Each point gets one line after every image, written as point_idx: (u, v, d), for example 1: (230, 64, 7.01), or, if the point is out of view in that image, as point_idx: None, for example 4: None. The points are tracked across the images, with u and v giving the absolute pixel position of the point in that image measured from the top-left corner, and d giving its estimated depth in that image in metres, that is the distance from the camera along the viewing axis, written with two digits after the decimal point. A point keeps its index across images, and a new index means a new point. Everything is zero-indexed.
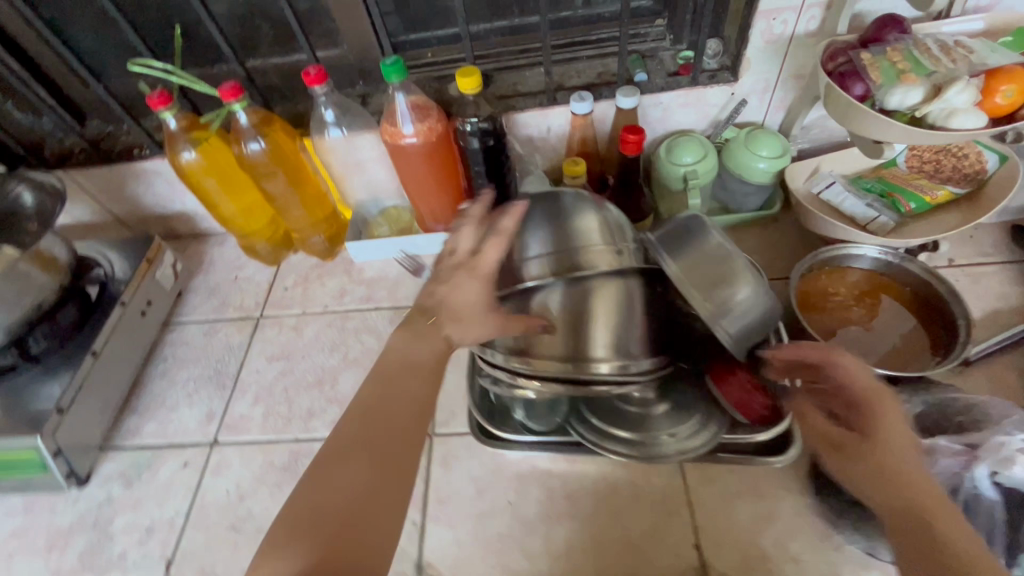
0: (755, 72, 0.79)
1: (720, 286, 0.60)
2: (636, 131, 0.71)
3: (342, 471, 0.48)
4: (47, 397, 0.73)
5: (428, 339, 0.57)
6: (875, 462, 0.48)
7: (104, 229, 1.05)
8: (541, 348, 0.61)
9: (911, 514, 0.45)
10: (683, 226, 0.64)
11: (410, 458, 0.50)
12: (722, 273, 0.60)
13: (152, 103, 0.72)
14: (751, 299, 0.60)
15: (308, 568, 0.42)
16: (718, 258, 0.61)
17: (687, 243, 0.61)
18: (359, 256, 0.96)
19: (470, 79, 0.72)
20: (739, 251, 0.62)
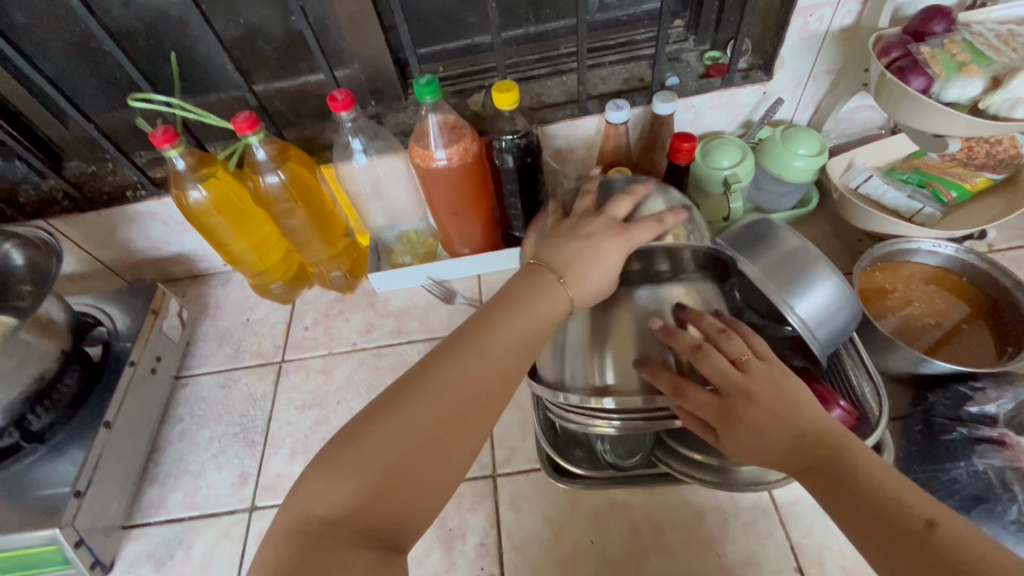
0: (788, 70, 0.78)
1: (801, 291, 0.58)
2: (689, 138, 0.69)
3: (415, 400, 0.43)
4: (61, 479, 0.66)
5: (542, 291, 0.51)
6: (844, 468, 0.43)
7: (92, 278, 0.95)
8: (619, 378, 0.57)
9: (873, 529, 0.40)
10: (753, 230, 0.62)
11: (482, 424, 0.45)
12: (803, 274, 0.58)
13: (158, 141, 0.64)
14: (833, 304, 0.58)
15: (351, 500, 0.39)
16: (797, 259, 0.59)
17: (763, 246, 0.60)
18: (382, 286, 0.89)
19: (508, 95, 0.67)
20: (817, 250, 0.60)
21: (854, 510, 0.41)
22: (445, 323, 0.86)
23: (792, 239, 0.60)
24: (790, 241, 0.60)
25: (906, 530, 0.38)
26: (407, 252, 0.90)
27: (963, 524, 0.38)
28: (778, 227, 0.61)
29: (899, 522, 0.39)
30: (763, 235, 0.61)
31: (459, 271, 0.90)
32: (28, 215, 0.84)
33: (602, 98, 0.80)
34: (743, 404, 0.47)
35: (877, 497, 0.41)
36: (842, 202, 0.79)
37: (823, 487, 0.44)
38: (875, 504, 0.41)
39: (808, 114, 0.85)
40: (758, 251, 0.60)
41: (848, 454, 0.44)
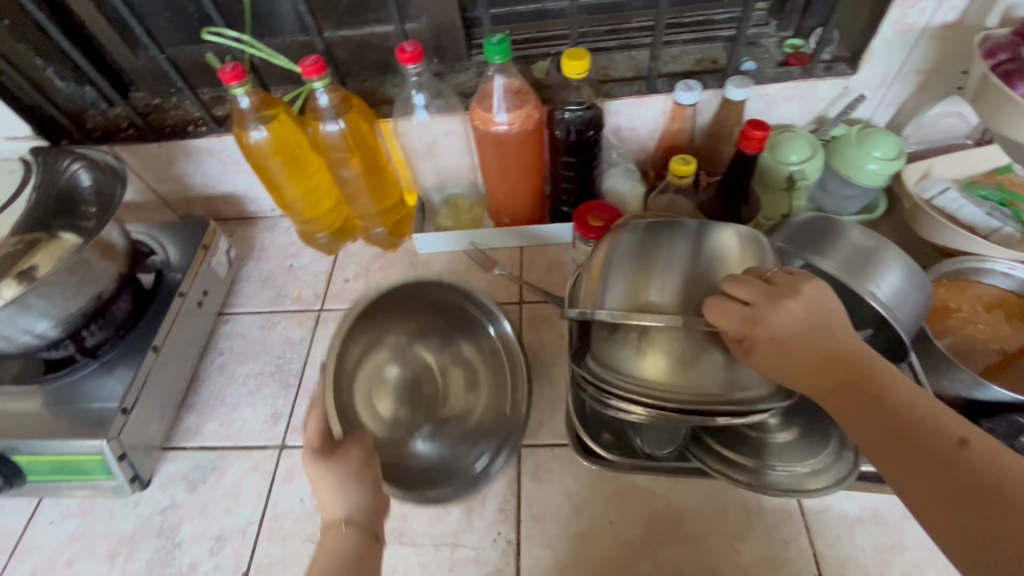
0: (875, 65, 0.73)
1: (863, 286, 0.56)
2: (762, 127, 0.65)
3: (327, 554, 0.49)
4: (110, 395, 0.69)
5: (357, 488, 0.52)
6: (875, 395, 0.44)
7: (146, 209, 0.98)
8: (661, 374, 0.54)
9: (895, 447, 0.41)
10: (815, 226, 0.61)
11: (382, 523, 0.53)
12: (873, 263, 0.57)
13: (226, 77, 0.64)
14: (900, 297, 0.57)
15: None
16: (869, 248, 0.58)
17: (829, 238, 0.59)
18: (425, 248, 0.89)
19: (580, 62, 0.65)
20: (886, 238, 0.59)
21: (885, 433, 0.42)
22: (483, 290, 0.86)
23: (862, 236, 0.59)
24: (855, 237, 0.59)
25: (928, 448, 0.39)
26: (451, 218, 0.89)
27: (995, 443, 0.38)
28: (845, 223, 0.60)
29: (930, 441, 0.40)
30: (827, 231, 0.60)
31: (503, 242, 0.88)
32: (94, 139, 0.87)
33: (672, 77, 0.77)
34: (769, 312, 0.47)
35: (905, 420, 0.41)
36: (914, 211, 0.75)
37: (855, 412, 0.44)
38: (902, 427, 0.41)
39: (888, 116, 0.80)
40: (823, 246, 0.59)
41: (880, 382, 0.44)
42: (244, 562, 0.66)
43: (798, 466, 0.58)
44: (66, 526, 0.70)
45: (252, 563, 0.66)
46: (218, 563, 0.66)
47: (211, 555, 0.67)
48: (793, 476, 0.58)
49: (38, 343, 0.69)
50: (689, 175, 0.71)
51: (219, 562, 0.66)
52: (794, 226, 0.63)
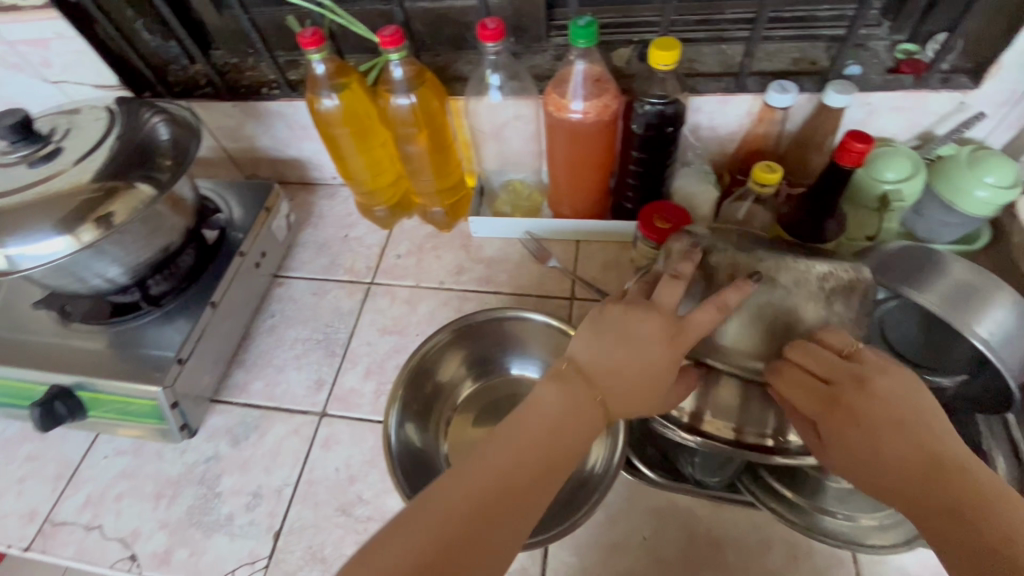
0: (1002, 81, 0.65)
1: (966, 323, 0.51)
2: (865, 140, 0.59)
3: (493, 457, 0.45)
4: (169, 344, 0.72)
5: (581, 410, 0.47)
6: (897, 450, 0.42)
7: (216, 166, 1.01)
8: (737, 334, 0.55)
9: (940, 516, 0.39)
10: (910, 254, 0.56)
11: (538, 459, 0.45)
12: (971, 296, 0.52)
13: (305, 42, 0.64)
14: (1008, 335, 0.51)
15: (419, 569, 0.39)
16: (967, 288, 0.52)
17: (921, 272, 0.54)
18: (479, 231, 0.88)
19: (668, 53, 0.61)
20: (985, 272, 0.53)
21: (924, 491, 0.40)
22: (534, 281, 0.83)
23: (966, 271, 0.53)
24: (959, 271, 0.53)
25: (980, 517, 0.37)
26: (509, 203, 0.87)
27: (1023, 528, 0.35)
28: (949, 257, 0.54)
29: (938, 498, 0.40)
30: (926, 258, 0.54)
31: (561, 233, 0.86)
32: (175, 93, 0.89)
33: (764, 76, 0.72)
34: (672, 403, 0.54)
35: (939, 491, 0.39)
36: None
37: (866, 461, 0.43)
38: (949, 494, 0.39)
39: (1005, 139, 0.72)
40: (923, 279, 0.54)
41: (895, 438, 0.42)
42: (276, 522, 0.68)
43: (862, 518, 0.59)
44: (119, 462, 0.74)
45: (284, 524, 0.67)
46: (253, 519, 0.68)
47: (247, 510, 0.69)
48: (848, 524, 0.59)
49: (108, 287, 0.72)
50: (774, 184, 0.66)
51: (253, 518, 0.68)
52: (882, 249, 0.58)
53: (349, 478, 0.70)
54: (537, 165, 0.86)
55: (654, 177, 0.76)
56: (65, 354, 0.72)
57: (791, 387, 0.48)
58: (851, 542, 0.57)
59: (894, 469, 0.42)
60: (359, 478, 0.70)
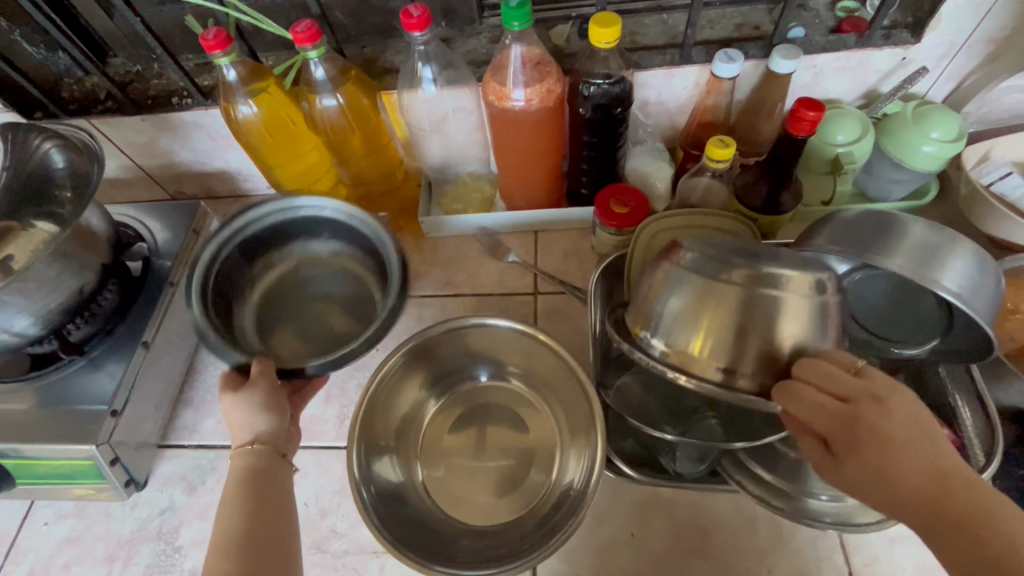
0: (941, 33, 0.65)
1: (935, 280, 0.50)
2: (817, 107, 0.57)
3: None
4: (100, 395, 0.65)
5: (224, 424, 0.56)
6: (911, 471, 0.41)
7: (135, 187, 0.92)
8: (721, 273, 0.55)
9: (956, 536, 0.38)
10: (869, 220, 0.55)
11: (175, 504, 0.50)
12: (934, 253, 0.52)
13: (208, 46, 0.57)
14: (975, 282, 0.51)
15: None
16: (931, 247, 0.52)
17: (881, 235, 0.53)
18: (432, 232, 0.83)
19: (609, 30, 0.57)
20: (946, 228, 0.53)
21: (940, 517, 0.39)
22: (495, 279, 0.80)
23: (925, 230, 0.53)
24: (918, 231, 0.53)
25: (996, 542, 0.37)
26: (460, 199, 0.83)
27: None
28: (905, 216, 0.54)
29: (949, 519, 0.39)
30: (886, 223, 0.54)
31: (517, 226, 0.82)
32: (72, 112, 0.79)
33: (709, 45, 0.69)
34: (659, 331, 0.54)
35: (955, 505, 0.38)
36: (972, 198, 0.68)
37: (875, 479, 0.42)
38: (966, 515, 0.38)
39: (947, 90, 0.72)
40: (886, 244, 0.53)
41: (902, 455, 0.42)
42: None
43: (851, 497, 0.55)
44: (63, 527, 0.67)
45: None
46: None
47: None
48: (836, 509, 0.55)
49: (18, 340, 0.64)
50: (728, 159, 0.63)
51: None
52: (842, 215, 0.57)
53: (320, 512, 0.66)
54: (485, 156, 0.81)
55: (606, 160, 0.73)
56: None
57: (822, 376, 0.47)
58: (840, 524, 0.54)
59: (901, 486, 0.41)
60: (331, 510, 0.66)
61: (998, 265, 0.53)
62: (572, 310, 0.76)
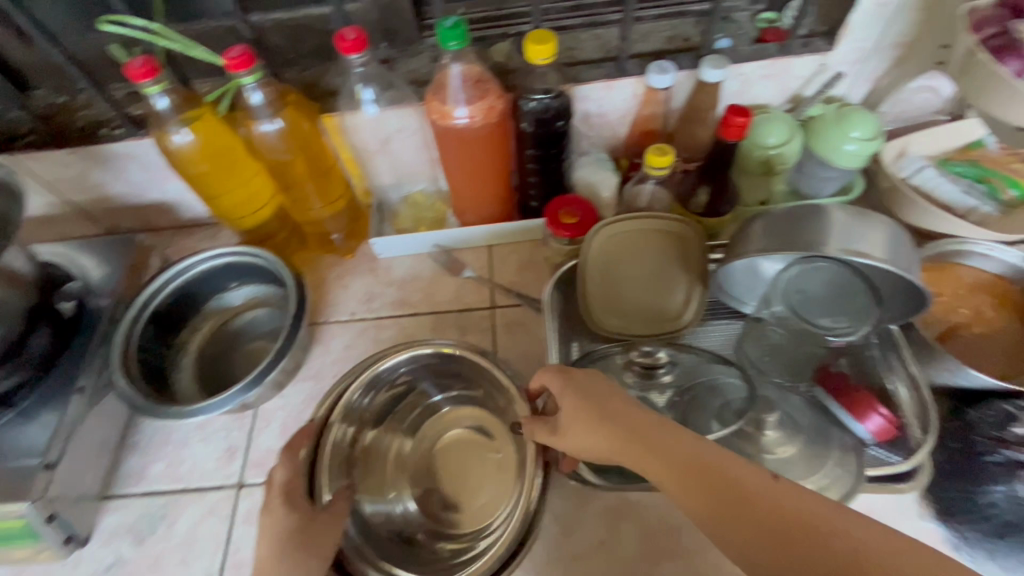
0: (853, 40, 0.70)
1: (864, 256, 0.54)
2: (744, 113, 0.60)
3: None
4: (32, 448, 0.60)
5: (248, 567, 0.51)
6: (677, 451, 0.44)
7: (64, 223, 0.87)
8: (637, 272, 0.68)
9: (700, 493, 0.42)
10: (794, 213, 0.59)
11: None
12: (857, 232, 0.56)
13: (135, 74, 0.56)
14: (898, 253, 0.55)
15: None
16: (855, 227, 0.56)
17: (808, 224, 0.57)
18: (385, 251, 0.82)
19: (544, 46, 0.59)
20: (859, 208, 0.57)
21: (689, 483, 0.42)
22: (452, 295, 0.79)
23: (845, 215, 0.57)
24: (841, 217, 0.57)
25: (735, 490, 0.41)
26: (412, 217, 0.82)
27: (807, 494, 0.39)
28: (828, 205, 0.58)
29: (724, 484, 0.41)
30: (811, 215, 0.58)
31: (470, 241, 0.82)
32: None
33: (643, 58, 0.72)
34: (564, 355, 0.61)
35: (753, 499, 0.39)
36: (893, 192, 0.73)
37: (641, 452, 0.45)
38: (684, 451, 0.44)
39: (863, 93, 0.77)
40: (817, 231, 0.56)
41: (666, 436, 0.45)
42: None
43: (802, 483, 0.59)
44: None
45: None
46: None
47: None
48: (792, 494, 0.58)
49: None
50: (666, 167, 0.65)
51: None
52: (776, 211, 0.60)
53: None
54: (434, 173, 0.81)
55: (553, 172, 0.74)
56: None
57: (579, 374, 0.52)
58: None
59: (653, 457, 0.45)
60: None
61: (916, 248, 0.57)
62: (529, 322, 0.77)
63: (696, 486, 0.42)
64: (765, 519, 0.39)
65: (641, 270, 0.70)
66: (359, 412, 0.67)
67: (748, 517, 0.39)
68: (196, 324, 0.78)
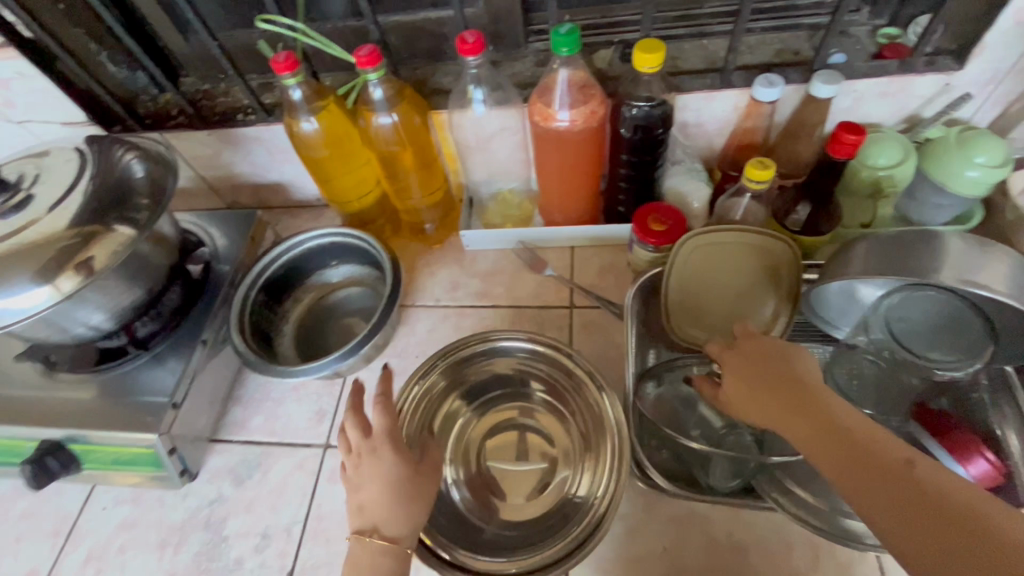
0: (986, 60, 0.65)
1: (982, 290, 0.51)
2: (857, 131, 0.58)
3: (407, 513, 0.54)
4: (161, 388, 0.69)
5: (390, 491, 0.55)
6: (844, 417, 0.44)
7: (195, 196, 0.98)
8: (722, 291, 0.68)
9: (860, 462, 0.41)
10: (906, 237, 0.56)
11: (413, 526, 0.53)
12: (974, 262, 0.52)
13: (280, 68, 0.62)
14: (1023, 288, 0.51)
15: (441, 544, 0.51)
16: (974, 258, 0.52)
17: (918, 251, 0.54)
18: (472, 244, 0.86)
19: (653, 55, 0.60)
20: (980, 238, 0.54)
21: (800, 417, 0.46)
22: (532, 291, 0.82)
23: (964, 243, 0.53)
24: (958, 244, 0.54)
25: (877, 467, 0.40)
26: (500, 214, 0.86)
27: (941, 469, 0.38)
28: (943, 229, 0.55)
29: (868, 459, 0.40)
30: (921, 239, 0.55)
31: (554, 240, 0.85)
32: (147, 126, 0.86)
33: (749, 70, 0.71)
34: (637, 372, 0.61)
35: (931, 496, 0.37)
36: None
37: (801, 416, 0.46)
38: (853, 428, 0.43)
39: (991, 117, 0.72)
40: (928, 258, 0.54)
41: (828, 407, 0.45)
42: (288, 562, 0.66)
43: None
44: (119, 512, 0.71)
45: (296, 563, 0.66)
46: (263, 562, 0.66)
47: (256, 552, 0.67)
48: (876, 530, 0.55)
49: (91, 334, 0.69)
50: (765, 180, 0.64)
51: (264, 560, 0.66)
52: (884, 233, 0.58)
53: None
54: (525, 173, 0.84)
55: (645, 179, 0.75)
56: (55, 407, 0.69)
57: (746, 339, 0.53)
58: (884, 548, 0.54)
59: (814, 421, 0.44)
60: None
61: None
62: (606, 325, 0.78)
63: (847, 455, 0.41)
64: (908, 496, 0.37)
65: (726, 287, 0.69)
66: (456, 372, 0.69)
67: (896, 489, 0.38)
68: (298, 295, 0.86)
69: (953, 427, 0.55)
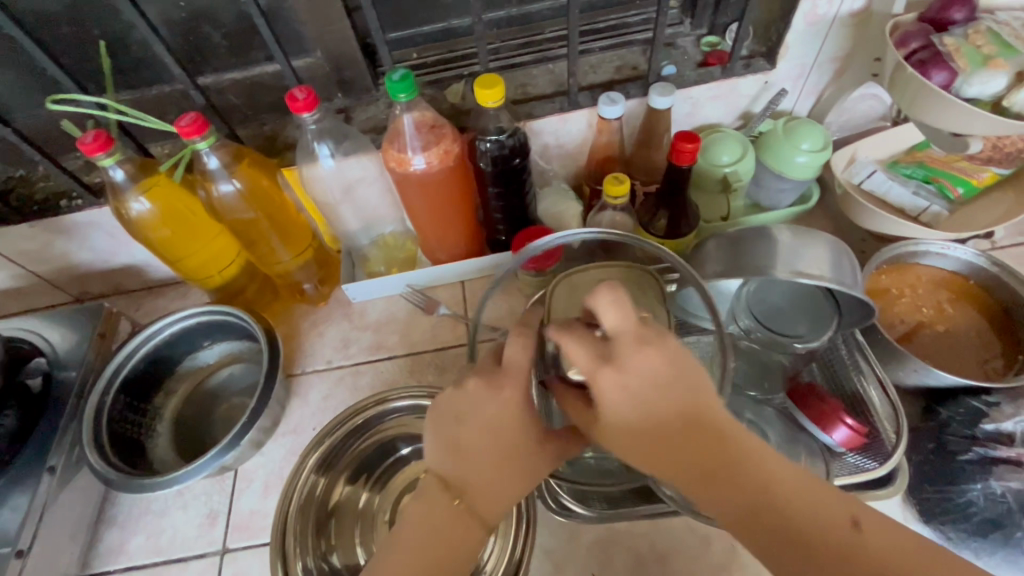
0: (792, 57, 0.72)
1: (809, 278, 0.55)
2: (693, 138, 0.61)
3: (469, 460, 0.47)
4: (1, 536, 0.58)
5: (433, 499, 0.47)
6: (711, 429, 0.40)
7: (30, 294, 0.86)
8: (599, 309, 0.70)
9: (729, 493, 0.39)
10: (742, 236, 0.60)
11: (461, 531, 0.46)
12: (799, 251, 0.57)
13: (88, 149, 0.56)
14: (840, 269, 0.56)
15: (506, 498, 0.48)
16: (797, 248, 0.57)
17: (751, 248, 0.59)
18: (358, 296, 0.82)
19: (493, 90, 0.60)
20: (802, 228, 0.58)
21: (685, 452, 0.40)
22: (428, 334, 0.80)
23: (788, 235, 0.58)
24: (784, 237, 0.58)
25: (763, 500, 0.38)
26: (382, 260, 0.83)
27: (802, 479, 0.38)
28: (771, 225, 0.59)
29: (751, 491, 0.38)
30: (754, 235, 0.59)
31: (442, 279, 0.83)
32: None
33: (593, 89, 0.74)
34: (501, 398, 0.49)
35: (798, 520, 0.37)
36: (846, 198, 0.75)
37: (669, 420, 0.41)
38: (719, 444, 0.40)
39: (808, 105, 0.80)
40: (761, 253, 0.58)
41: (704, 436, 0.40)
42: None
43: None
44: None
45: None
46: None
47: None
48: None
49: None
50: (624, 194, 0.66)
51: None
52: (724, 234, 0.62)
53: None
54: (400, 215, 0.81)
55: (517, 206, 0.75)
56: None
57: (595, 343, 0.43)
58: None
59: (694, 458, 0.40)
60: None
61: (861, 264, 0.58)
62: None
63: (729, 487, 0.39)
64: (784, 526, 0.37)
65: None
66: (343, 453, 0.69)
67: (770, 523, 0.37)
68: (170, 387, 0.77)
69: (817, 397, 0.60)
